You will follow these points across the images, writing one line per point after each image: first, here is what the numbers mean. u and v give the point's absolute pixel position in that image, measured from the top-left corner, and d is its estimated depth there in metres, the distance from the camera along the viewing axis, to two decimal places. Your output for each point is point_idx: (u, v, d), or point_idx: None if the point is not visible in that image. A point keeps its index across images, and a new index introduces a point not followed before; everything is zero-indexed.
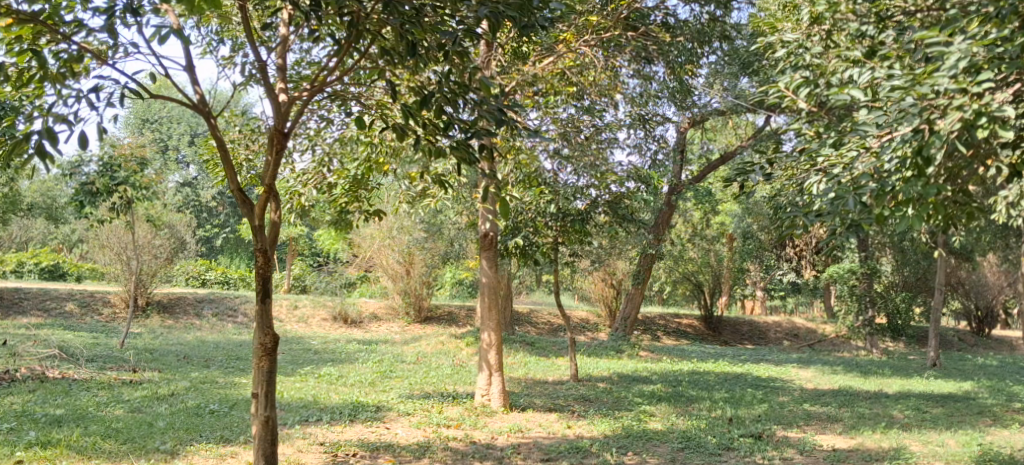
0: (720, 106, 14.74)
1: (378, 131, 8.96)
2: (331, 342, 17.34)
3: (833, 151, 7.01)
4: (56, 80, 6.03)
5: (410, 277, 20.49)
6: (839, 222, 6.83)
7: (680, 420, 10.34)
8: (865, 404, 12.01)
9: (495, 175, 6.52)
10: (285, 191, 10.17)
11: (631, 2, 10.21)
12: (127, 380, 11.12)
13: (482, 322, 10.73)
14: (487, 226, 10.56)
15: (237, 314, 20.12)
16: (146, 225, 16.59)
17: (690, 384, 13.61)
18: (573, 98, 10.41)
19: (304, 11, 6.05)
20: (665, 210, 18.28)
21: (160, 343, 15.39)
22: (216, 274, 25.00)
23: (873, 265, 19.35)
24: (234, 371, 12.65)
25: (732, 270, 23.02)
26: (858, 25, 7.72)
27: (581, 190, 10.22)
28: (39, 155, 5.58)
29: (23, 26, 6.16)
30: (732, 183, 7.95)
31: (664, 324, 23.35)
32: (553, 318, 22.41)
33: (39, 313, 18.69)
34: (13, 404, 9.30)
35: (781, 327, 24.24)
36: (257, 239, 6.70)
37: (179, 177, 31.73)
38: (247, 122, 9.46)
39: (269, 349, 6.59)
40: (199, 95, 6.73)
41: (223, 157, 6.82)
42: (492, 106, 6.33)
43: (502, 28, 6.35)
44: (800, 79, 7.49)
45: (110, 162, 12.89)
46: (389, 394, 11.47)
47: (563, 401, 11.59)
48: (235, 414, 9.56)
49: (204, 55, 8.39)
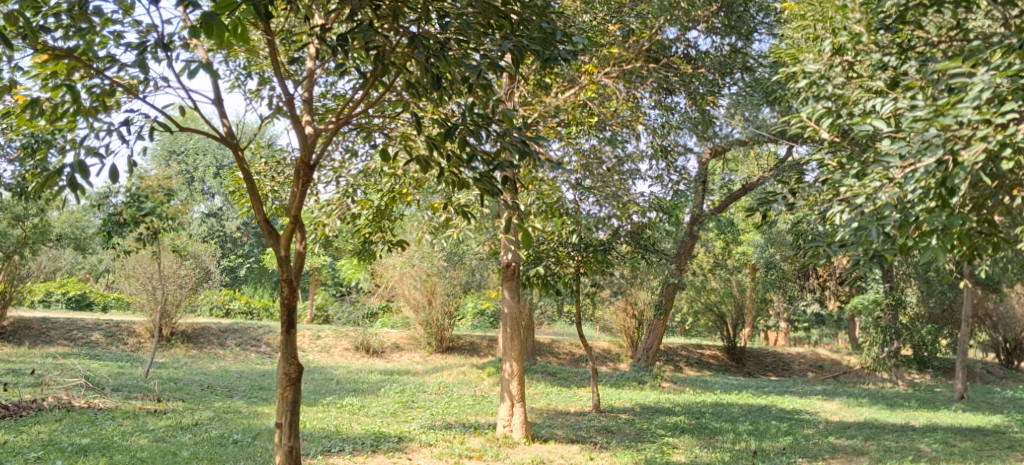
0: (742, 136, 14.76)
1: (403, 164, 9.22)
2: (353, 372, 17.39)
3: (856, 182, 6.90)
4: (89, 114, 6.20)
5: (432, 307, 20.59)
6: (862, 253, 6.79)
7: (704, 453, 10.27)
8: (892, 437, 11.88)
9: (518, 205, 6.56)
10: (310, 222, 10.27)
11: (652, 34, 10.66)
12: (152, 410, 11.18)
13: (504, 353, 10.74)
14: (509, 256, 10.61)
15: (261, 344, 20.21)
16: (171, 255, 16.73)
17: (713, 416, 13.48)
18: (596, 129, 10.35)
19: (331, 46, 6.16)
20: (688, 241, 18.29)
21: (184, 372, 15.50)
22: (240, 304, 25.19)
23: (898, 297, 19.21)
24: (258, 401, 12.70)
25: (755, 301, 22.91)
26: (880, 56, 7.81)
27: (602, 221, 10.01)
28: (69, 188, 5.68)
29: (59, 62, 6.34)
30: (755, 213, 7.85)
31: (687, 354, 23.21)
32: (574, 348, 22.35)
33: (65, 342, 18.84)
34: (40, 433, 9.39)
35: (804, 358, 24.04)
36: (282, 269, 6.73)
37: (205, 207, 31.87)
38: (273, 153, 9.65)
39: (293, 379, 6.66)
40: (226, 127, 6.78)
41: (248, 188, 6.76)
42: (515, 137, 6.40)
43: (525, 61, 6.42)
44: (823, 108, 7.59)
45: (138, 193, 12.96)
46: (411, 424, 11.48)
47: (585, 432, 11.55)
48: (258, 444, 9.60)
49: (233, 89, 8.64)
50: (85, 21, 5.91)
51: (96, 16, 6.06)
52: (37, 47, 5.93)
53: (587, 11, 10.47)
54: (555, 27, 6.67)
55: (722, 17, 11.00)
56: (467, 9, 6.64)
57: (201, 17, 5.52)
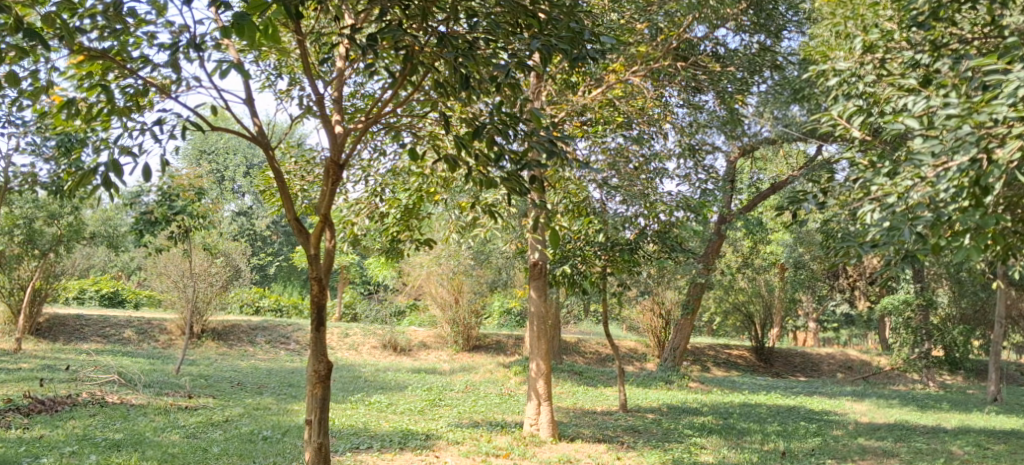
0: (771, 135, 14.73)
1: (430, 163, 9.36)
2: (381, 370, 17.50)
3: (887, 181, 6.81)
4: (123, 114, 6.32)
5: (459, 305, 20.66)
6: (894, 253, 6.71)
7: (732, 453, 10.21)
8: (923, 439, 11.77)
9: (545, 203, 6.57)
10: (338, 220, 10.33)
11: (681, 32, 10.58)
12: (183, 406, 11.31)
13: (531, 351, 10.76)
14: (536, 256, 10.66)
15: (290, 341, 20.38)
16: (202, 252, 16.91)
17: (741, 416, 13.41)
18: (623, 128, 10.10)
19: (362, 46, 6.21)
20: (716, 240, 18.22)
21: (215, 369, 15.65)
22: (270, 301, 25.43)
23: (930, 297, 19.01)
24: (287, 398, 12.82)
25: (783, 301, 22.82)
26: (913, 54, 7.70)
27: (630, 220, 9.91)
28: (103, 186, 5.75)
29: (94, 63, 6.45)
30: (785, 211, 7.72)
31: (714, 355, 23.11)
32: (601, 347, 22.32)
33: (99, 339, 19.12)
34: (75, 427, 9.54)
35: (834, 359, 23.80)
36: (312, 267, 6.79)
37: (235, 206, 32.10)
38: (303, 153, 9.72)
39: (323, 376, 6.72)
40: (258, 127, 6.84)
41: (279, 188, 6.83)
42: (543, 136, 6.40)
43: (553, 61, 6.41)
44: (854, 107, 7.40)
45: (169, 192, 13.08)
46: (438, 422, 11.53)
47: (612, 432, 11.54)
48: (287, 441, 9.68)
49: (263, 89, 8.75)
50: (119, 22, 5.99)
51: (130, 17, 6.15)
52: (74, 48, 6.04)
53: (614, 10, 10.48)
54: (584, 27, 6.67)
55: (751, 15, 11.07)
56: (496, 8, 6.66)
57: (233, 17, 5.60)
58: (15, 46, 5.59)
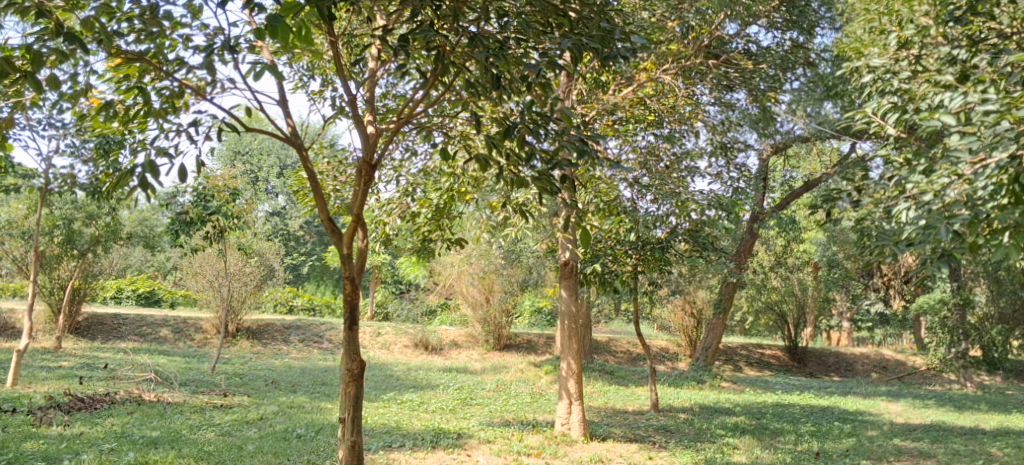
0: (804, 133, 14.64)
1: (461, 163, 9.40)
2: (413, 369, 17.58)
3: (922, 179, 6.68)
4: (159, 116, 6.43)
5: (490, 305, 20.70)
6: (929, 251, 6.56)
7: (765, 454, 10.15)
8: (960, 440, 11.62)
9: (576, 203, 6.56)
10: (370, 220, 10.40)
11: (712, 30, 10.61)
12: (218, 404, 11.45)
13: (562, 351, 10.76)
14: (567, 255, 10.63)
15: (323, 340, 20.54)
16: (237, 252, 17.08)
17: (775, 416, 13.30)
18: (653, 126, 10.24)
19: (393, 47, 6.25)
20: (749, 239, 18.07)
21: (249, 367, 15.82)
22: (303, 301, 25.64)
23: (967, 296, 18.76)
24: (321, 396, 12.93)
25: (817, 300, 22.61)
26: (949, 49, 7.60)
27: (660, 218, 9.95)
28: (140, 186, 5.83)
29: (131, 66, 6.55)
30: (818, 209, 7.61)
31: (747, 354, 22.95)
32: (632, 346, 22.25)
33: (136, 338, 19.40)
34: (114, 425, 9.69)
35: (869, 358, 23.40)
36: (345, 266, 6.84)
37: (269, 206, 32.42)
38: (335, 153, 9.79)
39: (356, 375, 6.77)
40: (291, 128, 6.90)
41: (312, 188, 6.89)
42: (574, 135, 6.39)
43: (583, 60, 6.41)
44: (888, 104, 7.31)
45: (204, 192, 13.22)
46: (469, 421, 11.56)
47: (644, 431, 11.51)
48: (321, 439, 9.76)
49: (296, 91, 8.83)
50: (155, 25, 6.08)
51: (166, 20, 6.24)
52: (111, 51, 6.13)
53: (645, 8, 10.33)
54: (614, 26, 6.65)
55: (783, 12, 11.03)
56: (526, 7, 6.69)
57: (266, 19, 5.65)
58: (55, 50, 5.69)
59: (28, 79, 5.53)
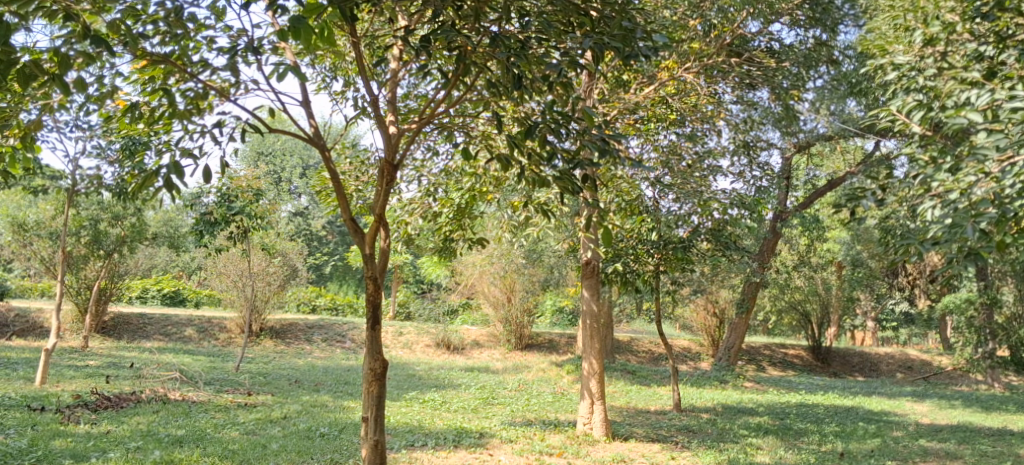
0: (828, 131, 14.55)
1: (482, 162, 9.42)
2: (435, 368, 17.62)
3: (949, 177, 6.62)
4: (184, 118, 6.48)
5: (512, 304, 20.71)
6: (955, 250, 6.48)
7: (789, 454, 10.09)
8: (987, 442, 11.49)
9: (598, 203, 6.56)
10: (392, 220, 10.42)
11: (734, 28, 10.58)
12: (242, 403, 11.53)
13: (584, 350, 10.74)
14: (588, 254, 10.61)
15: (345, 340, 20.63)
16: (260, 252, 17.20)
17: (798, 417, 13.22)
18: (675, 125, 10.21)
19: (415, 48, 6.27)
20: (772, 238, 17.98)
21: (272, 367, 15.92)
22: (325, 300, 25.79)
23: (994, 295, 18.56)
24: (343, 396, 13.01)
25: (841, 300, 22.45)
26: (976, 46, 7.63)
27: (683, 218, 9.91)
28: (166, 188, 5.89)
29: (157, 67, 6.61)
30: (842, 209, 7.51)
31: (770, 354, 22.82)
32: (654, 346, 22.19)
33: (161, 337, 19.59)
34: (139, 424, 9.78)
35: (894, 358, 23.20)
36: (367, 266, 6.87)
37: (292, 206, 32.62)
38: (357, 154, 9.81)
39: (379, 374, 6.81)
40: (314, 128, 6.93)
41: (335, 188, 6.93)
42: (595, 135, 6.38)
43: (605, 59, 6.40)
44: (913, 102, 7.22)
45: (228, 193, 13.36)
46: (491, 421, 11.57)
47: (666, 431, 11.47)
48: (344, 438, 9.81)
49: (318, 91, 8.87)
50: (180, 27, 6.13)
51: (190, 22, 6.29)
52: (137, 54, 6.19)
53: (666, 6, 10.35)
54: (636, 25, 6.63)
55: (806, 10, 10.96)
56: (548, 7, 6.69)
57: (289, 21, 5.68)
58: (82, 52, 5.74)
59: (57, 81, 5.59)
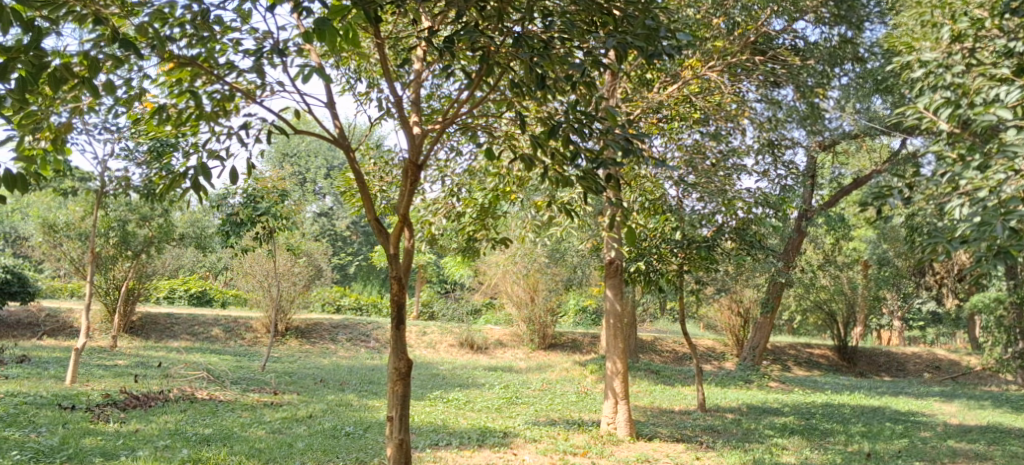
0: (853, 129, 14.44)
1: (506, 162, 9.43)
2: (459, 368, 17.68)
3: (977, 175, 6.57)
4: (211, 119, 6.55)
5: (535, 304, 20.72)
6: (984, 249, 6.40)
7: (815, 454, 10.03)
8: (1017, 442, 11.35)
9: (621, 202, 6.53)
10: (416, 220, 10.47)
11: (758, 26, 10.49)
12: (269, 402, 11.62)
13: (607, 350, 10.73)
14: (612, 254, 10.60)
15: (370, 339, 20.73)
16: (285, 253, 17.31)
17: (824, 417, 13.13)
18: (698, 124, 10.15)
19: (438, 48, 6.28)
20: (796, 237, 17.87)
21: (298, 366, 16.02)
22: (350, 300, 25.92)
23: None
24: (368, 395, 13.07)
25: (867, 299, 22.27)
26: (1006, 42, 7.53)
27: (707, 217, 9.90)
28: (193, 189, 5.96)
29: (184, 70, 6.68)
30: (869, 207, 7.43)
31: (795, 353, 22.68)
32: (677, 346, 22.11)
33: (188, 336, 19.79)
34: (167, 422, 9.88)
35: (921, 358, 22.99)
36: (392, 266, 6.91)
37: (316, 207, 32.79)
38: (381, 154, 9.86)
39: (403, 373, 6.85)
40: (339, 129, 6.98)
41: (360, 188, 6.97)
42: (618, 134, 6.36)
43: (628, 58, 6.38)
44: (941, 99, 7.15)
45: (255, 193, 13.45)
46: (515, 420, 11.59)
47: (691, 431, 11.44)
48: (369, 437, 9.86)
49: (343, 93, 8.93)
50: (207, 30, 6.22)
51: (216, 25, 6.35)
52: (164, 56, 6.26)
53: (689, 5, 10.45)
54: (660, 23, 6.58)
55: (831, 6, 10.88)
56: (570, 6, 6.70)
57: (314, 23, 5.72)
58: (111, 55, 5.82)
59: (87, 85, 5.68)
